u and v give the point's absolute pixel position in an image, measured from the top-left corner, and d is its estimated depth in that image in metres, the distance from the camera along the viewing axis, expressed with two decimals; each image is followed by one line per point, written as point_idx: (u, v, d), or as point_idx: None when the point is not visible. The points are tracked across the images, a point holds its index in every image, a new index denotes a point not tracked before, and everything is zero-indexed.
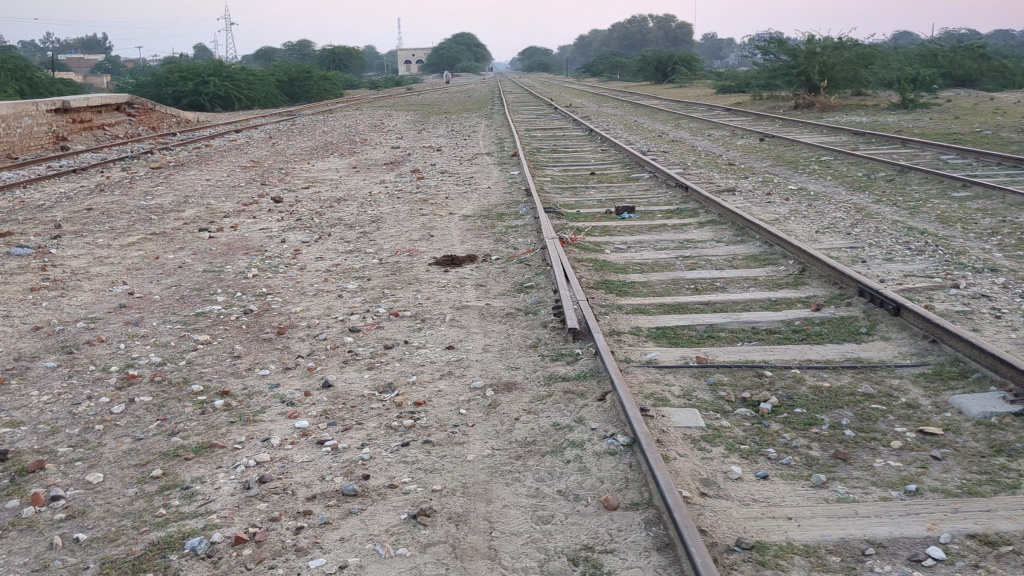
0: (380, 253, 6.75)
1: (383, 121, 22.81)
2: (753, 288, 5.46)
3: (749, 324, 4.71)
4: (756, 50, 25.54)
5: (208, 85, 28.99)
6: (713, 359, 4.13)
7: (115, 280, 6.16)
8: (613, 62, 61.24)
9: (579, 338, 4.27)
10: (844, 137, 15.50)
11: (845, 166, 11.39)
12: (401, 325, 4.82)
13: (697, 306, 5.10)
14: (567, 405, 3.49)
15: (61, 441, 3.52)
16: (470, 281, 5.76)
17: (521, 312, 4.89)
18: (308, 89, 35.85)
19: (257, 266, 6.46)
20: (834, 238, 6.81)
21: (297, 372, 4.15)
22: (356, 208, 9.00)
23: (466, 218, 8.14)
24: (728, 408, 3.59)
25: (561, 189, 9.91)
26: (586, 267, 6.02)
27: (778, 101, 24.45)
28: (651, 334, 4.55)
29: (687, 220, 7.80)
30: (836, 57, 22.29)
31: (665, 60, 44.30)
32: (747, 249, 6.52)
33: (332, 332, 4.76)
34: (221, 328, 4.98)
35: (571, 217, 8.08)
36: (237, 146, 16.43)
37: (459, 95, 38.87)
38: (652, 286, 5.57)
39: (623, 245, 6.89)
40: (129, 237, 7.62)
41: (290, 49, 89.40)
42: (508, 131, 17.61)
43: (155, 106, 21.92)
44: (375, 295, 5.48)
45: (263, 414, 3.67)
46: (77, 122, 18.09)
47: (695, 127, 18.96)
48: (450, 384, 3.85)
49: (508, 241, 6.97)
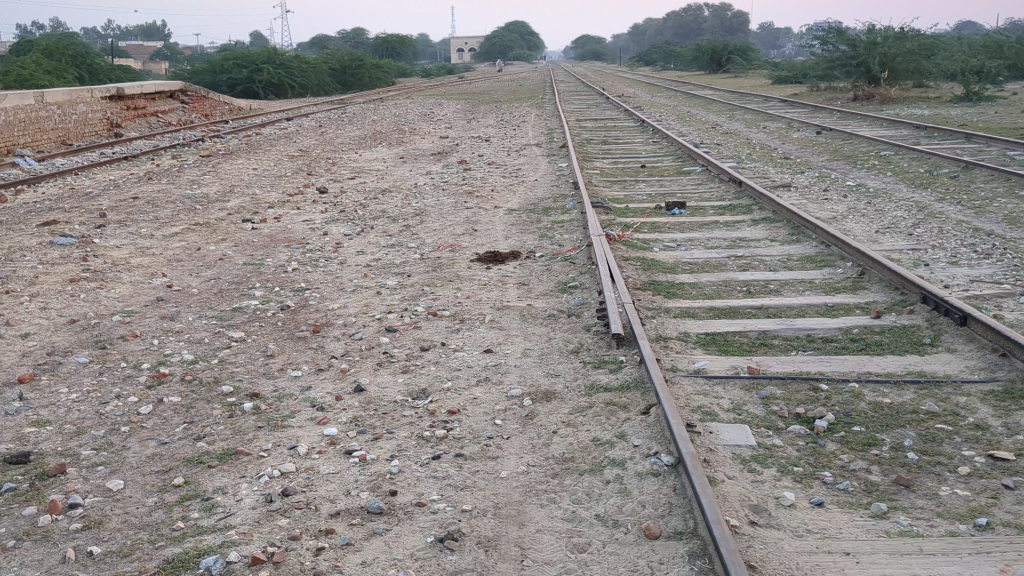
0: (422, 248, 6.61)
1: (433, 110, 22.72)
2: (809, 292, 5.21)
3: (804, 332, 4.47)
4: (814, 40, 24.98)
5: (262, 72, 29.18)
6: (765, 370, 3.91)
7: (155, 272, 6.09)
8: (667, 51, 60.70)
9: (624, 344, 4.07)
10: (905, 131, 15.04)
11: (906, 162, 11.01)
12: (440, 325, 4.66)
13: (749, 310, 4.87)
14: (608, 418, 3.30)
15: (85, 443, 3.42)
16: (514, 278, 5.59)
17: (563, 314, 4.71)
18: (360, 77, 35.92)
19: (298, 260, 6.36)
20: (895, 238, 6.52)
21: (330, 375, 4.01)
22: (401, 199, 8.88)
23: (512, 212, 7.97)
24: (781, 426, 3.37)
25: (610, 182, 9.69)
26: (633, 266, 5.82)
27: (836, 93, 23.90)
28: (699, 340, 4.33)
29: (740, 217, 7.54)
30: (897, 48, 21.70)
31: (720, 50, 43.63)
32: (802, 250, 6.25)
33: (368, 331, 4.62)
34: (257, 324, 4.87)
35: (619, 213, 7.87)
36: (286, 135, 16.44)
37: (512, 84, 38.74)
38: (701, 288, 5.34)
39: (673, 243, 6.67)
40: (173, 227, 7.58)
41: (344, 37, 89.82)
42: (559, 121, 17.40)
43: (208, 93, 22.03)
44: (414, 292, 5.34)
45: (291, 419, 3.54)
46: (132, 109, 18.22)
47: (750, 118, 18.57)
48: (487, 391, 3.68)
49: (554, 237, 6.79)
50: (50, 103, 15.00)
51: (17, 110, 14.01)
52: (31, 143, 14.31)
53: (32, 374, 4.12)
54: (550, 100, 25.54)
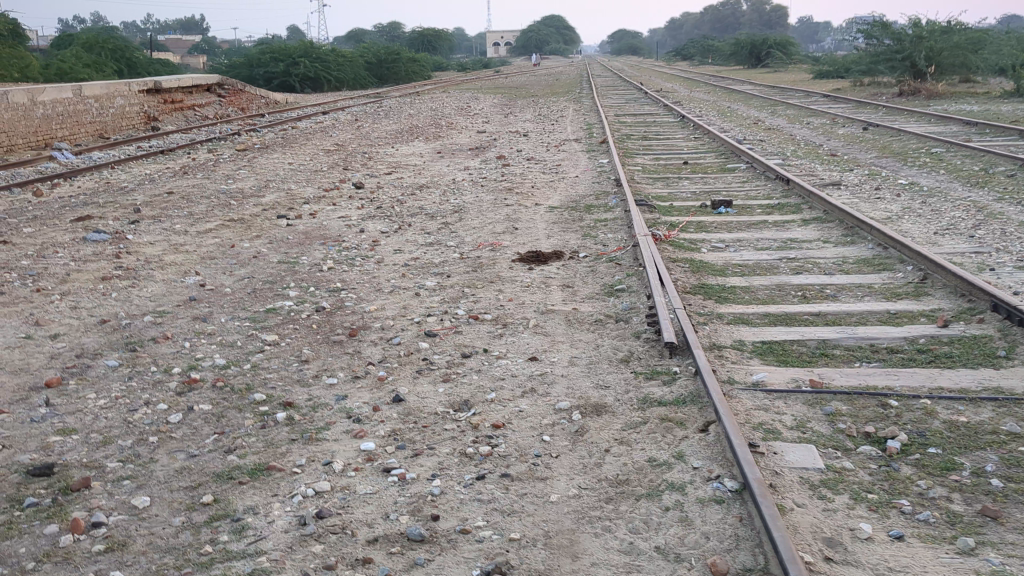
0: (461, 246, 6.42)
1: (469, 104, 22.53)
2: (868, 297, 4.95)
3: (867, 342, 4.22)
4: (858, 34, 24.47)
5: (298, 66, 29.19)
6: (829, 383, 3.66)
7: (188, 270, 5.95)
8: (704, 45, 60.14)
9: (676, 353, 3.85)
10: (955, 126, 14.61)
11: (959, 159, 10.63)
12: (481, 330, 4.46)
13: (806, 317, 4.61)
14: (664, 436, 3.09)
15: (111, 454, 3.26)
16: (557, 280, 5.38)
17: (611, 320, 4.49)
18: (396, 71, 35.83)
19: (334, 258, 6.19)
20: (955, 241, 6.22)
21: (367, 383, 3.82)
22: (439, 196, 8.69)
23: (552, 210, 7.76)
24: (850, 446, 3.13)
25: (652, 179, 9.44)
26: (680, 268, 5.58)
27: (881, 87, 23.40)
28: (757, 350, 4.09)
29: (789, 217, 7.27)
30: (944, 41, 21.17)
31: (759, 44, 43.01)
32: (858, 252, 5.98)
33: (406, 336, 4.43)
34: (291, 326, 4.70)
35: (663, 211, 7.63)
36: (322, 129, 16.33)
37: (549, 78, 38.48)
38: (754, 292, 5.10)
39: (721, 243, 6.42)
40: (207, 223, 7.45)
41: (381, 31, 89.84)
42: (597, 116, 17.13)
43: (245, 87, 22.00)
44: (454, 294, 5.14)
45: (327, 431, 3.35)
46: (169, 103, 18.21)
47: (793, 113, 18.19)
48: (533, 403, 3.47)
49: (597, 236, 6.57)
50: (88, 96, 14.99)
51: (56, 103, 14.01)
52: (70, 136, 14.31)
53: (60, 379, 3.97)
54: (587, 94, 25.26)
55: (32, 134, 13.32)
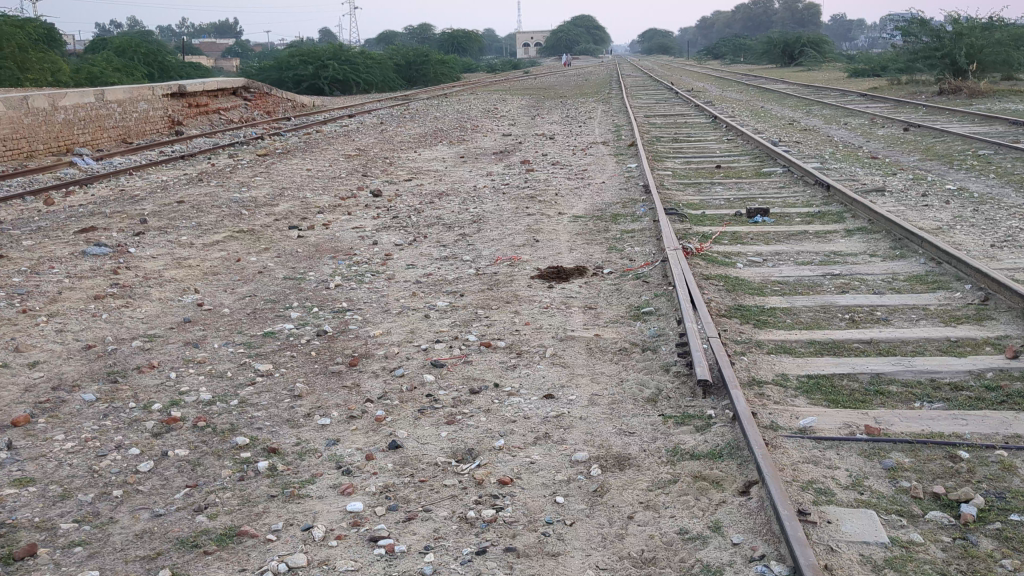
0: (478, 261, 6.01)
1: (497, 106, 22.13)
2: (924, 321, 4.48)
3: (926, 376, 3.75)
4: (896, 31, 23.80)
5: (327, 69, 28.93)
6: (887, 430, 3.22)
7: (187, 287, 5.57)
8: (735, 45, 59.49)
9: (711, 392, 3.40)
10: (1000, 126, 14.01)
11: (1008, 162, 10.07)
12: (494, 360, 4.04)
13: (856, 345, 4.15)
14: (697, 502, 2.66)
15: (67, 512, 2.86)
16: (580, 300, 4.95)
17: (638, 349, 4.04)
18: (425, 73, 35.52)
19: (343, 274, 5.80)
20: (1015, 254, 5.72)
21: (363, 424, 3.41)
22: (459, 204, 8.28)
23: (577, 219, 7.34)
24: (917, 513, 2.69)
25: (683, 185, 8.97)
26: (715, 286, 5.13)
27: (918, 86, 22.74)
28: (802, 386, 3.64)
29: (831, 227, 6.79)
30: (985, 38, 20.47)
31: (792, 42, 42.24)
32: (909, 267, 5.50)
33: (410, 366, 4.01)
34: (287, 353, 4.29)
35: (694, 220, 7.17)
36: (346, 133, 16.01)
37: (578, 79, 38.06)
38: (797, 315, 4.64)
39: (758, 256, 5.97)
40: (215, 234, 7.08)
41: (411, 33, 89.94)
42: (627, 118, 16.65)
43: (271, 90, 21.71)
44: (467, 316, 4.73)
45: (312, 485, 2.95)
46: (194, 107, 17.95)
47: (829, 113, 17.64)
48: (548, 453, 3.05)
49: (624, 249, 6.13)
50: (111, 101, 14.72)
51: (77, 108, 13.75)
52: (91, 141, 14.05)
53: (27, 416, 3.59)
54: (617, 95, 24.76)
55: (53, 139, 13.08)
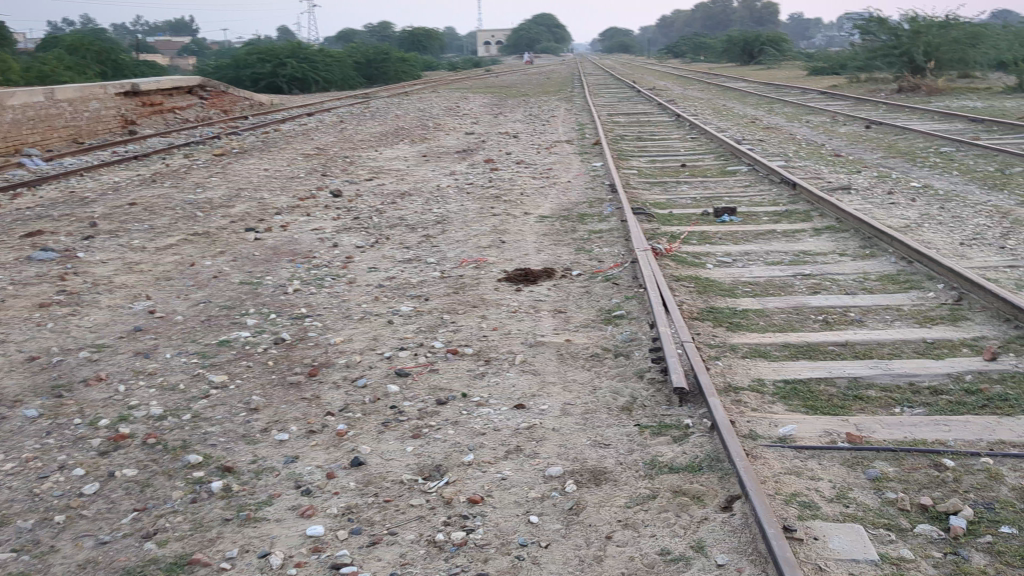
0: (442, 263, 5.84)
1: (459, 104, 21.93)
2: (899, 322, 4.39)
3: (905, 380, 3.66)
4: (855, 30, 23.95)
5: (286, 67, 28.51)
6: (869, 438, 3.11)
7: (138, 294, 5.35)
8: (695, 44, 59.73)
9: (687, 400, 3.27)
10: (960, 124, 14.09)
11: (971, 159, 10.09)
12: (461, 368, 3.88)
13: (832, 348, 4.05)
14: (678, 520, 2.53)
15: (4, 542, 2.66)
16: (548, 304, 4.81)
17: (610, 354, 3.91)
18: (385, 71, 35.18)
19: (302, 278, 5.60)
20: (985, 253, 5.67)
21: (324, 440, 3.24)
22: (422, 205, 8.09)
23: (543, 219, 7.19)
24: (905, 527, 2.58)
25: (648, 184, 8.86)
26: (685, 288, 5.02)
27: (878, 84, 22.90)
28: (780, 392, 3.52)
29: (799, 225, 6.71)
30: (942, 36, 20.62)
31: (751, 41, 42.41)
32: (880, 266, 5.43)
33: (373, 376, 3.84)
34: (244, 364, 4.10)
35: (662, 220, 7.06)
36: (304, 132, 15.74)
37: (540, 77, 37.94)
38: (770, 317, 4.53)
39: (728, 257, 5.87)
40: (168, 238, 6.85)
41: (371, 31, 89.31)
42: (590, 116, 16.54)
43: (228, 88, 21.32)
44: (432, 322, 4.56)
45: (270, 507, 2.77)
46: (147, 106, 17.56)
47: (791, 111, 17.69)
48: (520, 468, 2.90)
49: (591, 250, 6.00)
50: (61, 100, 14.33)
51: (25, 107, 13.35)
52: (41, 142, 13.65)
53: None
54: (580, 93, 24.65)
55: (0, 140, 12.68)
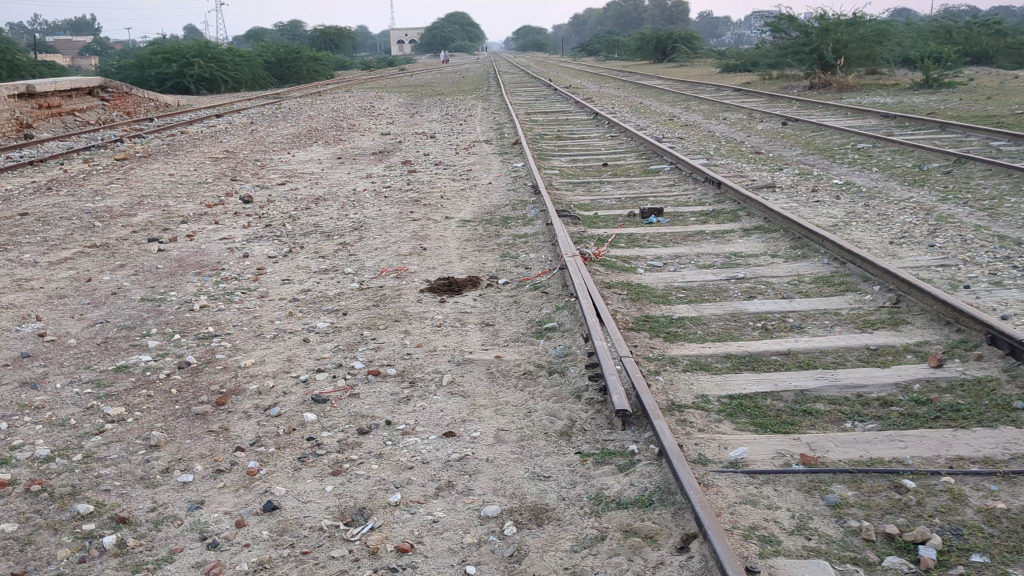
0: (361, 273, 5.53)
1: (373, 104, 21.49)
2: (839, 328, 4.24)
3: (853, 392, 3.49)
4: (765, 28, 24.23)
5: (193, 66, 27.54)
6: (824, 459, 2.91)
7: (27, 314, 4.89)
8: (609, 41, 60.14)
9: (630, 423, 3.03)
10: (873, 119, 14.25)
11: (888, 155, 10.15)
12: (384, 391, 3.58)
13: (774, 358, 3.87)
14: (631, 565, 2.28)
15: None
16: (475, 316, 4.54)
17: (544, 372, 3.66)
18: (297, 71, 34.40)
19: (210, 293, 5.23)
20: (916, 252, 5.60)
21: (234, 480, 2.90)
22: (337, 210, 7.74)
23: (465, 224, 6.93)
24: (872, 559, 2.38)
25: (571, 185, 8.67)
26: (618, 295, 4.80)
27: (789, 81, 23.21)
28: (725, 409, 3.31)
29: (728, 226, 6.57)
30: (850, 34, 20.89)
31: (665, 38, 42.68)
32: (813, 268, 5.30)
33: (287, 403, 3.51)
34: (144, 393, 3.73)
35: (588, 222, 6.86)
36: (212, 134, 15.15)
37: (455, 76, 37.58)
38: (707, 324, 4.35)
39: (658, 260, 5.69)
40: (63, 251, 6.37)
41: (281, 29, 87.70)
42: (509, 115, 16.32)
43: (131, 89, 20.46)
44: (351, 339, 4.25)
45: (172, 565, 2.44)
46: (44, 108, 16.72)
47: (707, 108, 17.76)
48: (454, 508, 2.62)
49: (517, 256, 5.75)
50: None
51: None
52: None
53: None
54: (496, 92, 24.46)
55: None
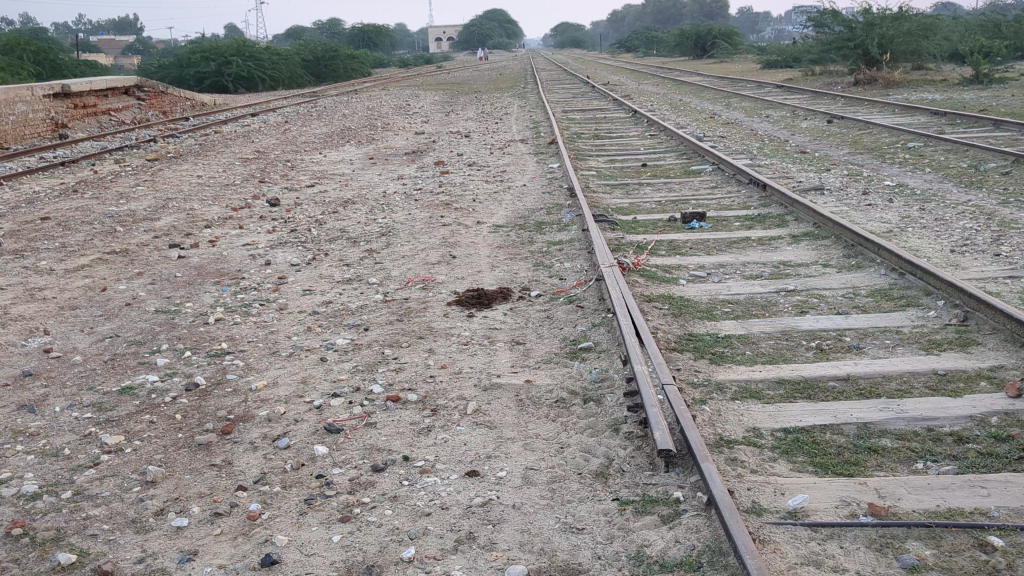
0: (386, 283, 5.24)
1: (409, 102, 21.27)
2: (901, 349, 3.87)
3: (922, 426, 3.12)
4: (806, 23, 23.63)
5: (231, 65, 27.45)
6: (896, 509, 2.56)
7: (36, 327, 4.66)
8: (647, 38, 59.53)
9: (675, 466, 2.70)
10: (922, 117, 13.72)
11: (942, 155, 9.68)
12: (403, 419, 3.28)
13: (832, 384, 3.51)
14: None
15: None
16: (505, 332, 4.23)
17: (578, 400, 3.33)
18: (334, 70, 34.27)
19: (226, 304, 4.97)
20: (980, 261, 5.19)
21: (232, 526, 2.62)
22: (366, 215, 7.46)
23: (497, 229, 6.62)
24: None
25: (609, 187, 8.32)
26: (658, 310, 4.47)
27: (832, 76, 22.62)
28: (780, 446, 2.97)
29: (774, 232, 6.20)
30: (895, 28, 20.27)
31: (704, 34, 42.05)
32: (869, 279, 4.93)
33: (298, 433, 3.22)
34: (146, 419, 3.46)
35: (626, 228, 6.52)
36: (246, 133, 14.99)
37: (493, 72, 37.27)
38: (757, 344, 3.99)
39: (701, 270, 5.34)
40: (81, 258, 6.15)
41: (319, 27, 87.84)
42: (545, 114, 15.99)
43: (167, 89, 20.36)
44: (371, 359, 3.95)
45: None
46: (79, 108, 16.63)
47: (749, 105, 17.29)
48: (473, 568, 2.31)
49: (551, 265, 5.43)
50: None
51: None
52: None
53: None
54: (534, 89, 24.10)
55: None
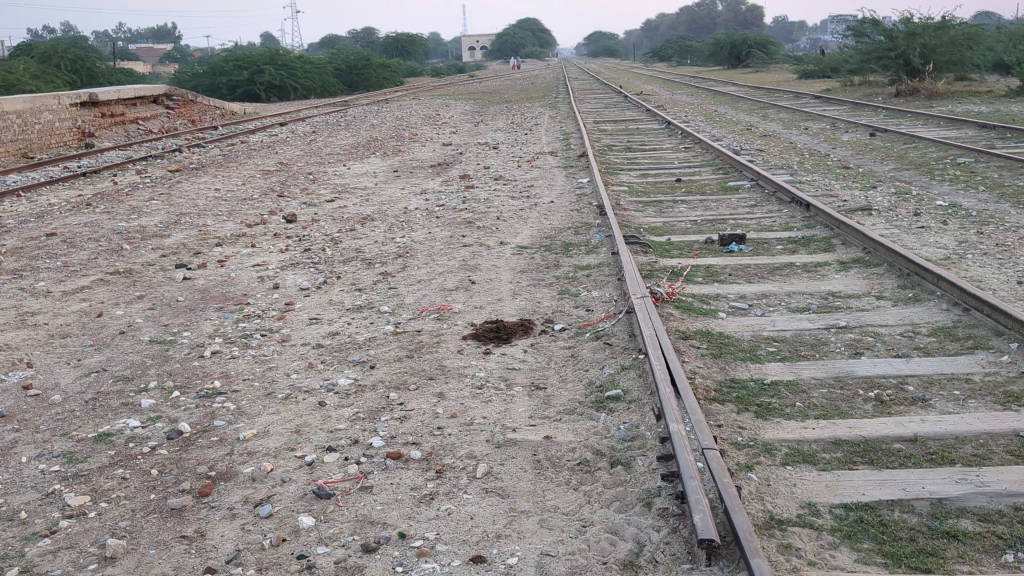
0: (398, 312, 4.84)
1: (438, 112, 20.92)
2: (973, 402, 3.39)
3: (1008, 504, 2.65)
4: (845, 32, 23.00)
5: (263, 74, 27.23)
6: None
7: (19, 359, 4.31)
8: (681, 47, 58.98)
9: (719, 559, 2.27)
10: (970, 130, 13.12)
11: (995, 172, 9.13)
12: (403, 483, 2.87)
13: (897, 447, 3.04)
14: None
15: None
16: (525, 374, 3.82)
17: (604, 464, 2.91)
18: (367, 78, 34.09)
19: (225, 335, 4.60)
20: None
21: None
22: (384, 232, 7.09)
23: (521, 251, 6.22)
24: None
25: (641, 203, 7.89)
26: (695, 350, 4.03)
27: (873, 87, 22.00)
28: (841, 529, 2.52)
29: (820, 258, 5.73)
30: (938, 37, 19.61)
31: (739, 44, 41.50)
32: (930, 314, 4.45)
33: (284, 498, 2.82)
34: (119, 474, 3.08)
35: (659, 250, 6.09)
36: (272, 144, 14.70)
37: (524, 83, 36.82)
38: (808, 393, 3.54)
39: (742, 300, 4.90)
40: (82, 279, 5.81)
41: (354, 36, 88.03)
42: (576, 124, 15.57)
43: (196, 97, 20.15)
44: (374, 405, 3.55)
45: None
46: (106, 116, 16.40)
47: (787, 117, 16.77)
48: None
49: (577, 293, 5.02)
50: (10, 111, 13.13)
51: None
52: None
53: None
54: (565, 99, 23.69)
55: None
